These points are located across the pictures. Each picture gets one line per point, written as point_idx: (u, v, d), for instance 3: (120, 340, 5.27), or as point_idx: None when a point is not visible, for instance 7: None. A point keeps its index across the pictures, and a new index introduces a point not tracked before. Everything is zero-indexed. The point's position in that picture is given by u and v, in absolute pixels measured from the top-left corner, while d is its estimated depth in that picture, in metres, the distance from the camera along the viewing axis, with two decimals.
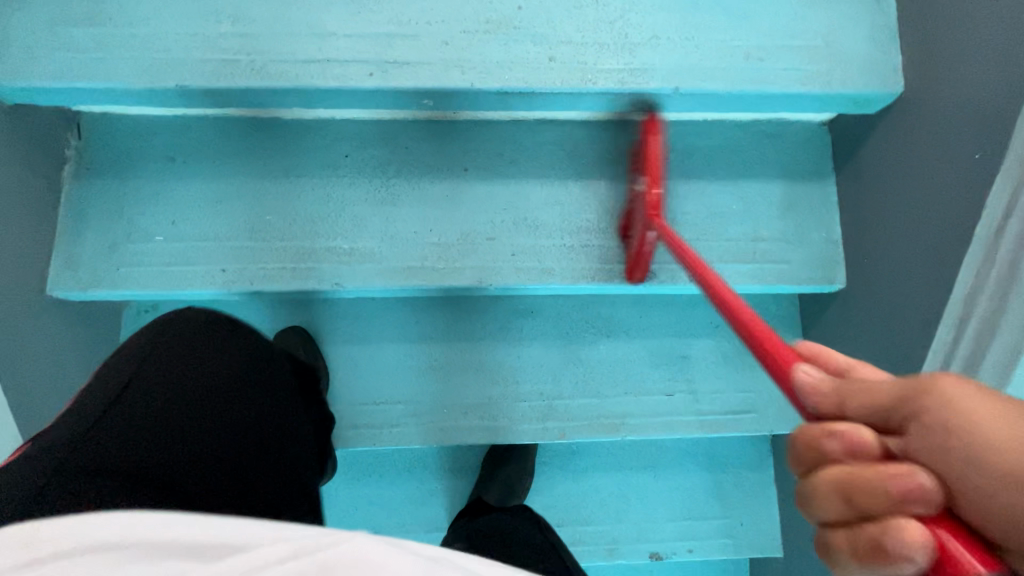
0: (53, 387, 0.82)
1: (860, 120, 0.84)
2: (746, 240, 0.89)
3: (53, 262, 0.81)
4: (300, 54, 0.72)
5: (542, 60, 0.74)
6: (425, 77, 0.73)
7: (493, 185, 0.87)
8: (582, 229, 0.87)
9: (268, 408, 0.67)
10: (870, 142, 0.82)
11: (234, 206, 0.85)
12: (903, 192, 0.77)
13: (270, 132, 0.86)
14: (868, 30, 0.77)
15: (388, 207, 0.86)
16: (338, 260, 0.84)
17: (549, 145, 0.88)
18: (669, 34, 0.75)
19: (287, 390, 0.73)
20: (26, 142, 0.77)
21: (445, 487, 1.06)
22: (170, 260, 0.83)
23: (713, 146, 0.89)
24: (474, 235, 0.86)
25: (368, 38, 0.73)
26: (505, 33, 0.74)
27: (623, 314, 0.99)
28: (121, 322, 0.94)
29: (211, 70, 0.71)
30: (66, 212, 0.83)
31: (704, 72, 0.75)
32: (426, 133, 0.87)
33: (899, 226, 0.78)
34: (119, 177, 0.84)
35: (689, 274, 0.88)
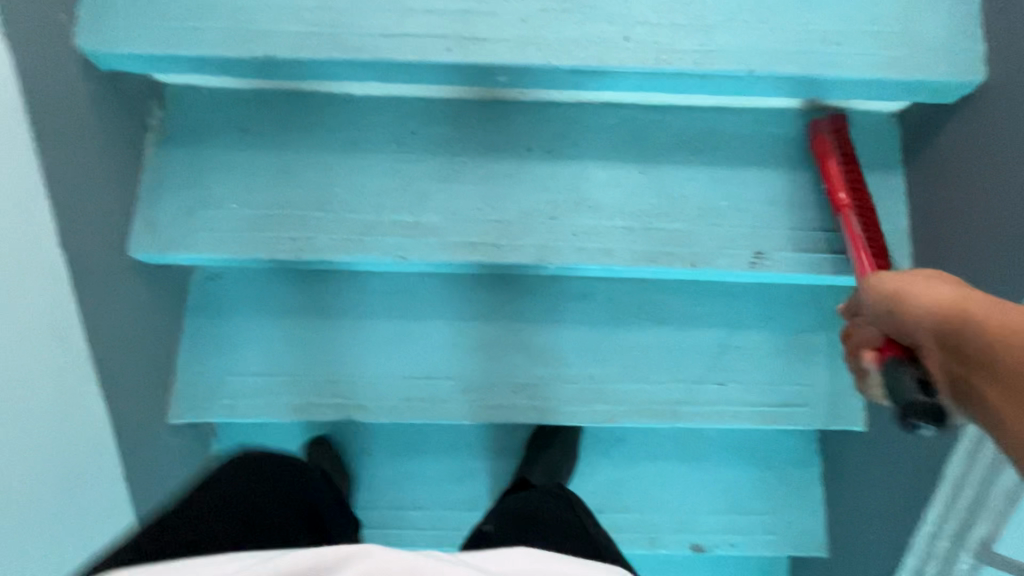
0: (133, 346, 0.86)
1: (934, 109, 0.82)
2: (809, 230, 0.86)
3: (135, 224, 0.84)
4: (379, 28, 0.74)
5: (617, 39, 0.75)
6: (500, 54, 0.74)
7: (554, 165, 0.88)
8: (643, 212, 0.87)
9: (295, 499, 0.82)
10: (947, 131, 0.80)
11: (304, 177, 0.87)
12: (978, 182, 0.75)
13: (340, 107, 0.89)
14: (950, 17, 0.75)
15: (451, 183, 0.87)
16: (402, 233, 0.86)
17: (612, 128, 0.89)
18: (746, 16, 0.75)
19: (317, 477, 0.91)
20: (113, 109, 0.81)
21: (488, 464, 1.07)
22: (243, 226, 0.86)
23: (777, 133, 0.89)
24: (535, 214, 0.87)
25: (445, 15, 0.74)
26: (580, 12, 0.75)
27: (676, 301, 0.99)
28: (189, 288, 0.98)
29: (294, 42, 0.74)
30: (146, 179, 0.87)
31: (780, 55, 0.74)
32: (490, 113, 0.89)
33: (973, 216, 0.76)
34: (197, 146, 0.88)
35: (751, 261, 0.85)
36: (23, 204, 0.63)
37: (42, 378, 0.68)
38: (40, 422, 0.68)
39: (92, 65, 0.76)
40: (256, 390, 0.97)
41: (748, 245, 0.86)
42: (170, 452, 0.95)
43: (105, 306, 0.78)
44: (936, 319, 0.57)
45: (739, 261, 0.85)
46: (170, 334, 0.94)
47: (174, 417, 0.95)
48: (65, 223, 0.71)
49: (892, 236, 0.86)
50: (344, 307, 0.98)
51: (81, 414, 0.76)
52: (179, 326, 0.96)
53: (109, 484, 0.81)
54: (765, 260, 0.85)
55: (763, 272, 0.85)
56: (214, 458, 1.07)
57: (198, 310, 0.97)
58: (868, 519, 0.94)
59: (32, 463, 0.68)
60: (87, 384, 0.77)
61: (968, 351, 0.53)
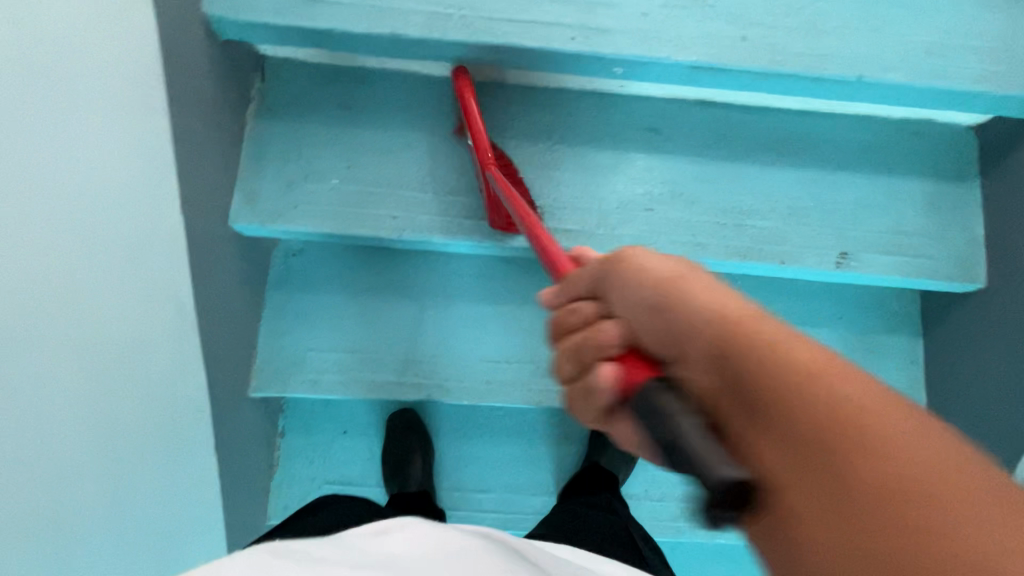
0: (226, 315, 0.85)
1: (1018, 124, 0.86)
2: (891, 234, 0.90)
3: (236, 194, 0.84)
4: (504, 13, 0.76)
5: (734, 38, 0.77)
6: (622, 46, 0.76)
7: (649, 159, 0.90)
8: (735, 209, 0.90)
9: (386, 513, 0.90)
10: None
11: (404, 156, 0.88)
12: None
13: (442, 90, 0.90)
14: None
15: (550, 170, 0.89)
16: (501, 216, 0.87)
17: (706, 126, 0.92)
18: (858, 23, 0.78)
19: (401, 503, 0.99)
20: (226, 77, 0.80)
21: (554, 450, 1.09)
22: (342, 202, 0.86)
23: (862, 140, 0.92)
24: (630, 205, 0.89)
25: (570, 5, 0.76)
26: (699, 10, 0.77)
27: (750, 297, 1.02)
28: (270, 262, 0.99)
29: (421, 22, 0.75)
30: (247, 151, 0.87)
31: (888, 63, 0.77)
32: (589, 104, 0.91)
33: None
34: (297, 119, 0.88)
35: (836, 262, 0.89)
36: (142, 167, 0.63)
37: (155, 340, 0.68)
38: (149, 387, 0.68)
39: (213, 31, 0.75)
40: (338, 368, 0.97)
41: (835, 245, 0.89)
42: (249, 426, 0.95)
43: (206, 273, 0.78)
44: (709, 343, 0.39)
45: (827, 260, 0.89)
46: (255, 306, 0.94)
47: (256, 391, 0.95)
48: (173, 187, 0.70)
49: (969, 243, 0.90)
50: (428, 288, 0.99)
51: (186, 380, 0.75)
52: (262, 299, 0.96)
53: (203, 455, 0.81)
54: (850, 261, 0.89)
55: (846, 272, 0.89)
56: (282, 435, 1.08)
57: (280, 287, 0.98)
58: None
59: (143, 427, 0.68)
60: (192, 352, 0.77)
61: (744, 427, 0.36)
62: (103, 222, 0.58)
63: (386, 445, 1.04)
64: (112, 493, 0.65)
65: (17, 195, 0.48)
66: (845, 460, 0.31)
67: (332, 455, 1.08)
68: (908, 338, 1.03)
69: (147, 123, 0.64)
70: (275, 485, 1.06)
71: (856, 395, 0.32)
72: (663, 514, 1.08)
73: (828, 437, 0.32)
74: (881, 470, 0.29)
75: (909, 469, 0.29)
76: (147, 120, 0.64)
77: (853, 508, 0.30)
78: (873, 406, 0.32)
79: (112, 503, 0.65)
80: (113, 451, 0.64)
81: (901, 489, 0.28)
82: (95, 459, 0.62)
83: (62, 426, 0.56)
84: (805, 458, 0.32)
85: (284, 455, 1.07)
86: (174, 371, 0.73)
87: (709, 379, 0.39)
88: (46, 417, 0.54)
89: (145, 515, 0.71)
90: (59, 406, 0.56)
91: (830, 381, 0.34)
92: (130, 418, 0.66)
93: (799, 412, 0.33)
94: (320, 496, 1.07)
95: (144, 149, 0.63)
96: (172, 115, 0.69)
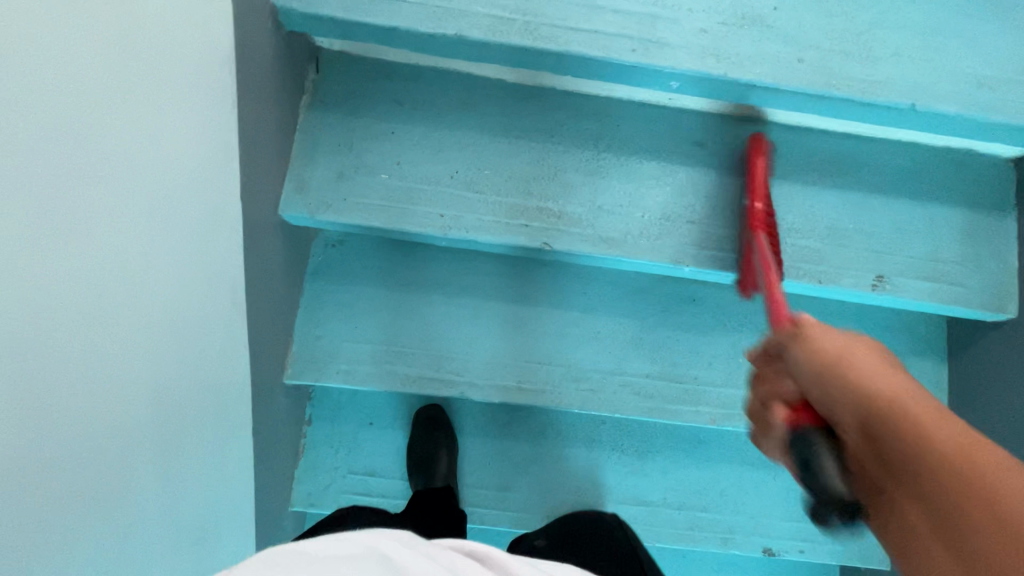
0: (270, 302, 0.86)
1: None
2: (927, 260, 0.92)
3: (287, 182, 0.85)
4: (567, 21, 0.77)
5: (791, 60, 0.78)
6: (680, 60, 0.77)
7: (694, 172, 0.92)
8: (775, 226, 0.91)
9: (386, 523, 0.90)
10: None
11: (453, 155, 0.89)
12: None
13: (494, 92, 0.91)
14: None
15: (596, 177, 0.90)
16: (546, 220, 0.88)
17: (750, 143, 0.93)
18: (912, 52, 0.79)
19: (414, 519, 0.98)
20: (287, 67, 0.81)
21: (576, 453, 1.10)
22: (389, 196, 0.87)
23: (902, 166, 0.94)
24: (673, 216, 0.90)
25: (632, 17, 0.77)
26: (759, 29, 0.78)
27: (780, 314, 1.03)
28: (310, 251, 1.00)
29: (485, 25, 0.76)
30: (299, 141, 0.88)
31: (940, 93, 0.79)
32: (637, 116, 0.93)
33: None
34: (350, 112, 0.89)
35: (872, 285, 0.90)
36: (208, 152, 0.64)
37: (209, 320, 0.70)
38: (201, 368, 0.69)
39: (279, 21, 0.76)
40: (372, 359, 0.98)
41: (871, 268, 0.90)
42: (281, 412, 0.97)
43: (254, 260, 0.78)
44: (863, 411, 0.51)
45: (863, 283, 0.90)
46: (294, 294, 0.95)
47: (290, 378, 0.96)
48: (234, 172, 0.71)
49: (1003, 273, 0.92)
50: (464, 287, 1.01)
51: (232, 360, 0.77)
52: (300, 287, 0.97)
53: (241, 439, 0.82)
54: (886, 284, 0.90)
55: (881, 295, 0.91)
56: (308, 423, 1.09)
57: (319, 276, 0.99)
58: None
59: (196, 409, 0.69)
60: (239, 337, 0.78)
61: (889, 455, 0.49)
62: (173, 204, 0.59)
63: (411, 439, 1.05)
64: (172, 474, 0.66)
65: (109, 174, 0.49)
66: (956, 480, 0.43)
67: (357, 445, 1.10)
68: (932, 363, 1.04)
69: (216, 109, 0.65)
70: (299, 472, 1.07)
71: (939, 430, 0.46)
72: (680, 521, 1.10)
73: (949, 469, 0.44)
74: (990, 507, 0.40)
75: (984, 479, 0.42)
76: (217, 106, 0.65)
77: (946, 499, 0.43)
78: (988, 455, 0.43)
79: (173, 483, 0.66)
80: (174, 430, 0.65)
81: (990, 506, 0.41)
82: (160, 438, 0.63)
83: (138, 405, 0.57)
84: (928, 476, 0.45)
85: (309, 443, 1.09)
86: (224, 350, 0.74)
87: (927, 514, 0.45)
88: (128, 393, 0.56)
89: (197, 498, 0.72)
90: (136, 381, 0.57)
91: (941, 424, 0.47)
92: (186, 398, 0.67)
93: (911, 435, 0.47)
94: (343, 485, 1.08)
95: (211, 133, 0.65)
96: (238, 101, 0.69)
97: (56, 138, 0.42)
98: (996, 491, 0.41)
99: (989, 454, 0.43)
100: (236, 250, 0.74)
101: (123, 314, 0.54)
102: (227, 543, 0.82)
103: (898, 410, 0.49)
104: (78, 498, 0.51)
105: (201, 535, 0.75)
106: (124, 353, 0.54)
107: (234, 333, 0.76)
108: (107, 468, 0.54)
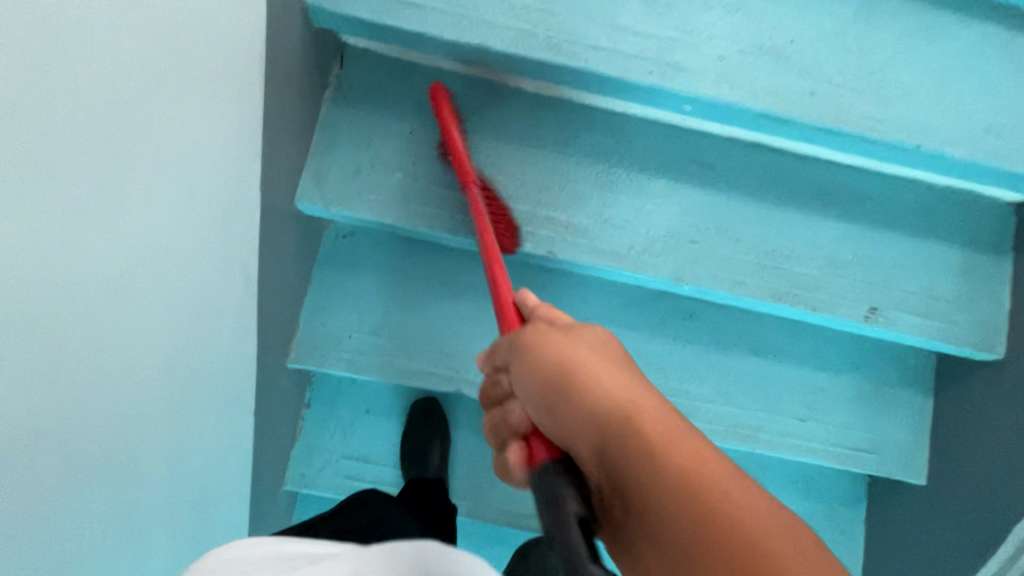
0: (280, 287, 0.89)
1: None
2: (921, 296, 0.94)
3: (304, 173, 0.88)
4: (589, 39, 0.79)
5: (803, 92, 0.80)
6: (696, 85, 0.79)
7: (701, 192, 0.94)
8: (776, 251, 0.93)
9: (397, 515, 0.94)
10: None
11: (467, 158, 0.91)
12: None
13: (512, 99, 0.93)
14: None
15: (605, 191, 0.92)
16: (553, 228, 0.91)
17: (757, 168, 0.95)
18: (923, 94, 0.81)
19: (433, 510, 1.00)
20: (313, 62, 0.83)
21: None
22: (403, 194, 0.90)
23: (905, 201, 0.96)
24: (677, 234, 0.92)
25: (652, 40, 0.79)
26: (775, 60, 0.80)
27: (773, 335, 1.06)
28: (322, 240, 1.02)
29: (508, 36, 0.78)
30: (319, 134, 0.90)
31: (946, 135, 0.81)
32: (649, 133, 0.95)
33: None
34: (370, 109, 0.91)
35: (865, 316, 0.93)
36: (232, 143, 0.67)
37: (223, 303, 0.73)
38: (213, 343, 0.72)
39: (308, 18, 0.78)
40: (374, 350, 1.01)
41: (865, 299, 0.93)
42: (282, 395, 1.00)
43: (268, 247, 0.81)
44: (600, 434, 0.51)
45: (857, 313, 0.92)
46: (303, 281, 0.98)
47: (294, 362, 0.99)
48: (255, 162, 0.73)
49: (994, 314, 0.94)
50: (469, 286, 1.04)
51: (241, 342, 0.80)
52: (310, 275, 1.00)
53: (243, 418, 0.85)
54: (879, 316, 0.93)
55: (873, 327, 0.93)
56: (308, 407, 1.12)
57: (328, 265, 1.02)
58: (912, 562, 1.03)
59: (205, 385, 0.72)
60: (249, 320, 0.80)
61: (618, 470, 0.49)
62: (197, 191, 0.62)
63: (407, 429, 1.08)
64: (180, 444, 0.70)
65: (144, 159, 0.52)
66: (649, 455, 0.48)
67: (353, 431, 1.13)
68: (919, 394, 1.07)
69: (244, 98, 0.67)
70: (295, 453, 1.11)
71: (753, 521, 0.43)
72: None
73: (667, 494, 0.46)
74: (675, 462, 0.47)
75: (734, 511, 0.44)
76: (245, 95, 0.67)
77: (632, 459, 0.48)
78: (685, 448, 0.48)
79: (179, 450, 0.70)
80: (184, 400, 0.68)
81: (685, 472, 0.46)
82: (173, 407, 0.66)
83: (154, 379, 0.61)
84: (659, 513, 0.45)
85: (307, 425, 1.12)
86: (235, 332, 0.77)
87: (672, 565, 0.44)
88: (146, 361, 0.59)
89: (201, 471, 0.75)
90: (154, 352, 0.60)
91: (662, 431, 0.50)
92: (197, 371, 0.70)
93: (645, 447, 0.48)
94: (337, 469, 1.12)
95: (236, 124, 0.67)
96: (265, 94, 0.72)
97: (93, 129, 0.45)
98: (760, 551, 0.42)
99: (689, 445, 0.49)
100: (252, 236, 0.76)
101: (148, 287, 0.57)
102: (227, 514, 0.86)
103: (591, 392, 0.54)
104: (98, 459, 0.54)
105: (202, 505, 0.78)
106: (146, 325, 0.58)
107: (245, 316, 0.79)
108: (124, 432, 0.58)
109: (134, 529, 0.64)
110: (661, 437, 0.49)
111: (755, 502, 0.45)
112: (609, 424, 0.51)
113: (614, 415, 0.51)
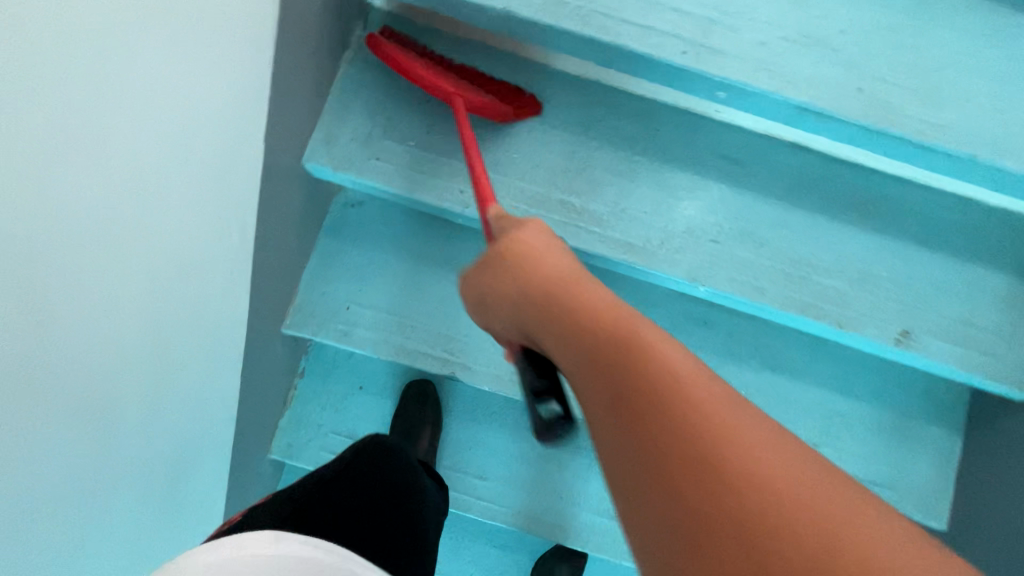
0: (279, 249, 0.87)
1: None
2: (960, 324, 0.86)
3: (315, 133, 0.85)
4: (621, 13, 0.74)
5: (850, 87, 0.74)
6: (732, 70, 0.74)
7: (727, 190, 0.88)
8: (803, 260, 0.86)
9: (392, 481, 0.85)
10: None
11: (484, 133, 0.87)
12: None
13: (537, 77, 0.89)
14: None
15: (625, 180, 0.87)
16: (566, 213, 0.86)
17: (790, 171, 0.90)
18: (984, 100, 0.74)
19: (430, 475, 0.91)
20: (334, 19, 0.81)
21: (558, 456, 1.08)
22: (414, 164, 0.86)
23: (949, 220, 0.89)
24: (698, 232, 0.87)
25: (690, 19, 0.74)
26: (821, 51, 0.74)
27: (791, 351, 1.00)
28: (330, 207, 1.00)
29: (536, 4, 0.74)
30: (335, 95, 0.87)
31: (1008, 147, 0.73)
32: (678, 123, 0.89)
33: None
34: (390, 74, 0.89)
35: (896, 339, 0.85)
36: (237, 86, 0.63)
37: (217, 254, 0.70)
38: (199, 284, 0.67)
39: None
40: (371, 325, 0.98)
41: (898, 321, 0.85)
42: (274, 361, 0.97)
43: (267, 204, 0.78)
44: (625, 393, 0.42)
45: (887, 336, 0.85)
46: (306, 246, 0.96)
47: (289, 329, 0.96)
48: (260, 110, 0.70)
49: None
50: None
51: (231, 298, 0.77)
52: (313, 241, 0.97)
53: (230, 379, 0.82)
54: (911, 341, 0.85)
55: (904, 352, 0.85)
56: (300, 377, 1.09)
57: (334, 233, 0.99)
58: None
59: (191, 336, 0.68)
60: (241, 277, 0.77)
61: (658, 445, 0.37)
62: (198, 130, 0.58)
63: (401, 409, 1.06)
64: (165, 396, 0.66)
65: (131, 62, 0.46)
66: (679, 421, 0.38)
67: (344, 407, 1.10)
68: (946, 432, 0.99)
69: (253, 32, 0.63)
70: (283, 423, 1.08)
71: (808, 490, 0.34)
72: None
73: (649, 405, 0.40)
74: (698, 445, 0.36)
75: (728, 444, 0.36)
76: (254, 27, 0.63)
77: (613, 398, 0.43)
78: (749, 438, 0.36)
79: (162, 397, 0.65)
80: (167, 341, 0.63)
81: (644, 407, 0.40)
82: (156, 349, 0.61)
83: (143, 330, 0.58)
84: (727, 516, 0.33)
85: (298, 396, 1.09)
86: (226, 287, 0.74)
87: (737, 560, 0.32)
88: (129, 289, 0.54)
89: (185, 431, 0.72)
90: (139, 281, 0.55)
91: (703, 398, 0.39)
92: (181, 312, 0.65)
93: (682, 412, 0.38)
94: (323, 444, 1.09)
95: (244, 66, 0.64)
96: (277, 41, 0.69)
97: (87, 43, 0.41)
98: (847, 546, 0.31)
99: (732, 412, 0.38)
100: (252, 189, 0.73)
101: (137, 204, 0.51)
102: (207, 479, 0.83)
103: (651, 365, 0.41)
104: (76, 394, 0.49)
105: (185, 467, 0.75)
106: (131, 250, 0.52)
107: (238, 272, 0.76)
108: (104, 368, 0.53)
109: (113, 481, 0.59)
110: (697, 417, 0.38)
111: (791, 458, 0.36)
112: (625, 394, 0.42)
113: (583, 321, 0.49)
